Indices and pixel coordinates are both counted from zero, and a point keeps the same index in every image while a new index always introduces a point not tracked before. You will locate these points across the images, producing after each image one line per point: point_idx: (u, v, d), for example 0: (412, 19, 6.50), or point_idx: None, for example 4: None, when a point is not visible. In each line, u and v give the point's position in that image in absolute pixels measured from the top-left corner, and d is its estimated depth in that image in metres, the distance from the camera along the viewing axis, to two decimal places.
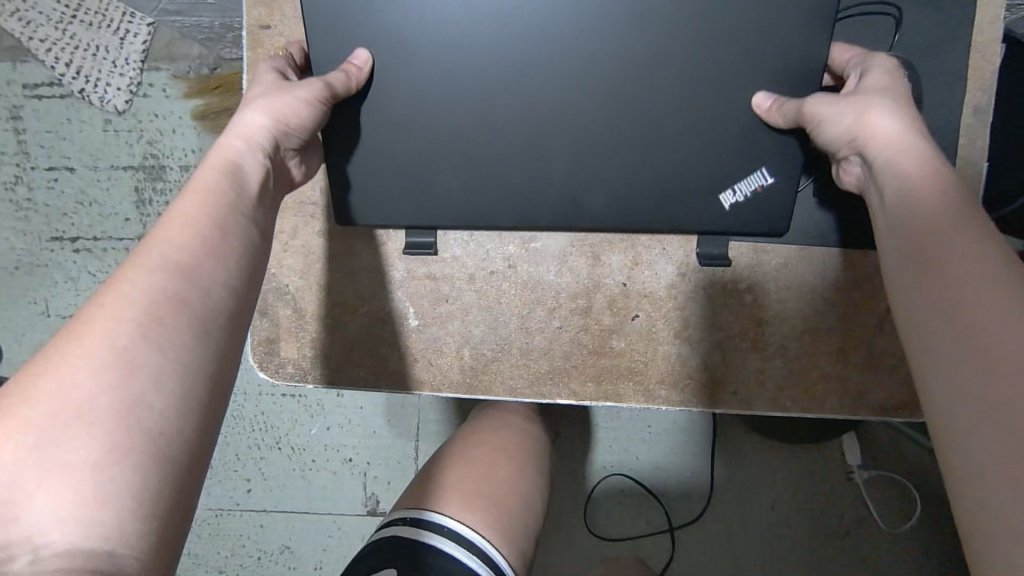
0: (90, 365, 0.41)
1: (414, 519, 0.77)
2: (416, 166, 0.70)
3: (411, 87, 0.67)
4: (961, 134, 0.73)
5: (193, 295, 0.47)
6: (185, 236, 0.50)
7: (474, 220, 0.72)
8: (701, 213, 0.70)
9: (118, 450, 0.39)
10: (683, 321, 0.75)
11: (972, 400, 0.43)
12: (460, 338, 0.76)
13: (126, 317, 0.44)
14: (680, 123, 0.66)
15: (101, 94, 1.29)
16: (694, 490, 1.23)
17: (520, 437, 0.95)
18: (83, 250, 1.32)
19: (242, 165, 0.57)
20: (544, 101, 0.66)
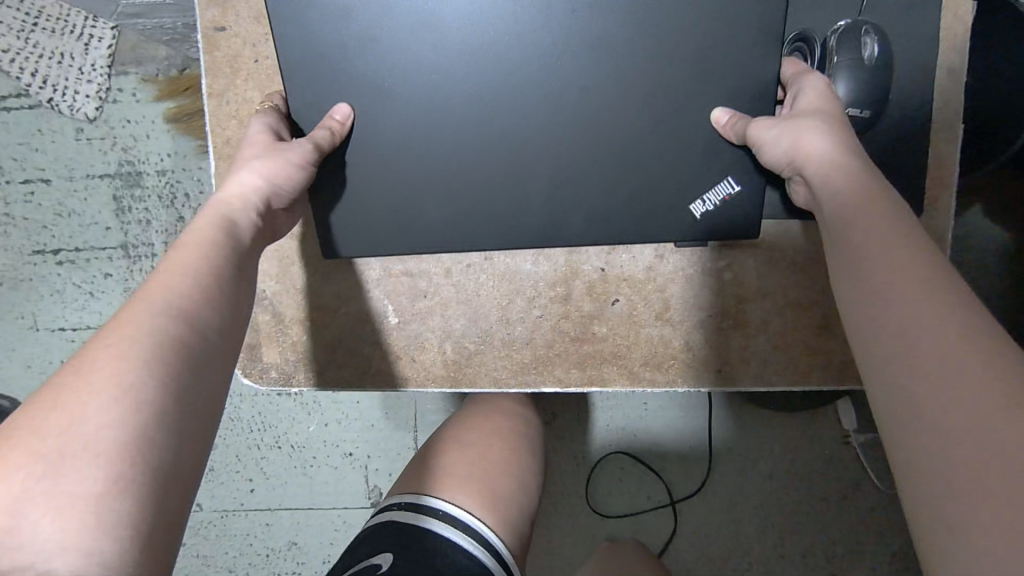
0: (97, 403, 0.41)
1: (411, 505, 0.77)
2: (397, 188, 0.68)
3: (391, 115, 0.66)
4: (936, 97, 0.72)
5: (191, 339, 0.47)
6: (179, 283, 0.50)
7: (457, 245, 0.70)
8: (674, 228, 0.69)
9: (116, 487, 0.39)
10: (665, 303, 0.74)
11: (916, 406, 0.43)
12: (442, 333, 0.76)
13: (128, 359, 0.43)
14: (651, 104, 0.65)
15: (70, 103, 1.26)
16: (691, 462, 1.24)
17: (513, 420, 0.95)
18: (66, 263, 1.30)
19: (235, 220, 0.57)
20: (522, 106, 0.65)
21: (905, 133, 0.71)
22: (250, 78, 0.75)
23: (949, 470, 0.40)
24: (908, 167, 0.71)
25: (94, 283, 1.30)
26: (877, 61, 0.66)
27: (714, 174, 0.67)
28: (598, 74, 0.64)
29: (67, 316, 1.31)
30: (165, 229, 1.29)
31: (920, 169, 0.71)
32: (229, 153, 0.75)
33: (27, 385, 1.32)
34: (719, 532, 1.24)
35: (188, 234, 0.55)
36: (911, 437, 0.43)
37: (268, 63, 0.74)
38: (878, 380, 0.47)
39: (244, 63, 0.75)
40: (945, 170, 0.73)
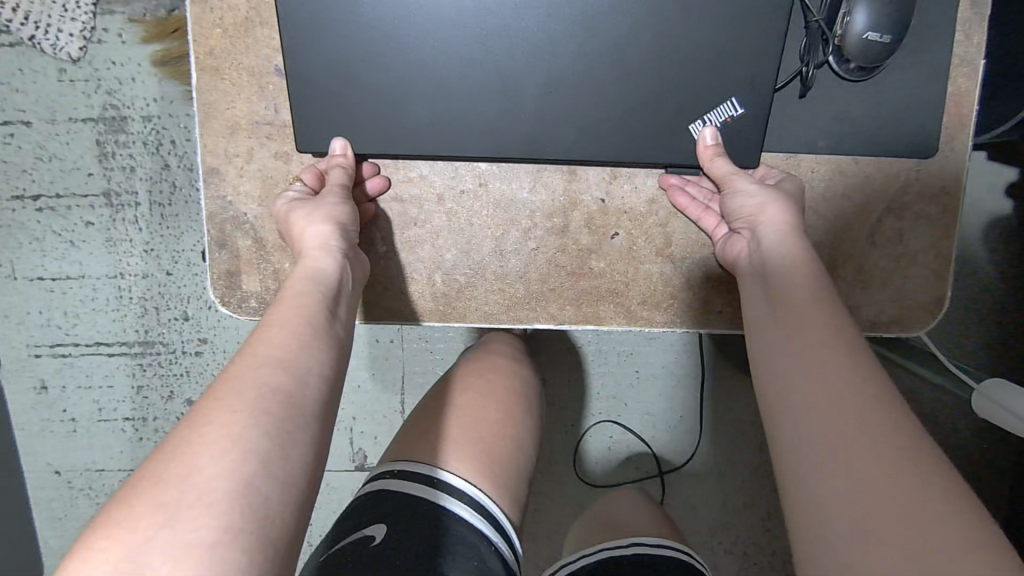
0: (212, 455, 0.42)
1: (402, 473, 0.73)
2: (376, 89, 0.64)
3: (379, 2, 0.62)
4: (957, 29, 0.68)
5: (308, 393, 0.48)
6: (280, 338, 0.51)
7: (438, 149, 0.66)
8: (671, 152, 0.66)
9: (231, 528, 0.39)
10: (667, 238, 0.71)
11: (796, 408, 0.50)
12: (432, 264, 0.72)
13: (261, 407, 0.45)
14: (660, 22, 0.62)
15: (52, 41, 1.19)
16: (686, 430, 1.22)
17: (508, 378, 0.90)
18: (47, 209, 1.25)
19: (322, 269, 0.59)
20: (518, 17, 0.62)
21: (925, 65, 0.68)
22: None
23: (816, 455, 0.47)
24: (922, 101, 0.68)
25: (75, 230, 1.25)
26: None
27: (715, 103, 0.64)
28: None
29: (46, 265, 1.26)
30: (150, 177, 1.24)
31: (932, 104, 0.68)
32: (212, 65, 0.71)
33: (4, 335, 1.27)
34: (713, 503, 1.22)
35: (284, 294, 0.56)
36: (791, 431, 0.50)
37: None
38: (787, 406, 0.51)
39: None
40: (963, 107, 0.70)
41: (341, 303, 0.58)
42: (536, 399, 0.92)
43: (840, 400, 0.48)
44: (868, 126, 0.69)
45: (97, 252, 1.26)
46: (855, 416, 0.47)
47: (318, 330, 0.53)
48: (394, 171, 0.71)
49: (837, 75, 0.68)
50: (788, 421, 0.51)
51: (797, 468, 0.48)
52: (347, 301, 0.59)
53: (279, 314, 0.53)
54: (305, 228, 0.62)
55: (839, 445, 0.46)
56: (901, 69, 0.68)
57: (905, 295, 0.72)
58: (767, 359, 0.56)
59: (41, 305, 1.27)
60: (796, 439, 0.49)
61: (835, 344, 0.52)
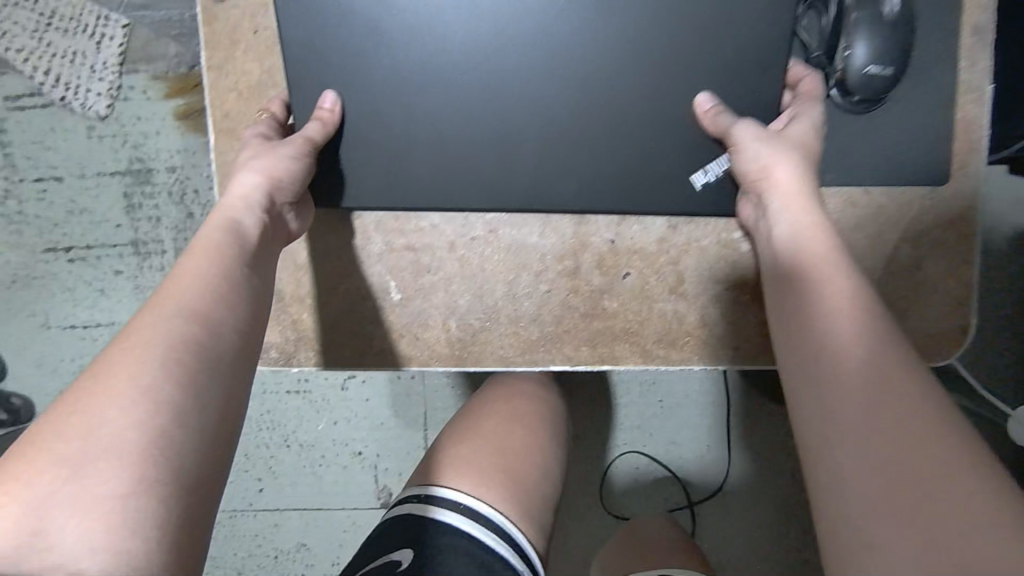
0: (117, 407, 0.43)
1: (428, 497, 0.73)
2: (381, 150, 0.66)
3: (384, 61, 0.64)
4: (960, 56, 0.68)
5: (206, 340, 0.48)
6: (190, 293, 0.50)
7: (443, 200, 0.67)
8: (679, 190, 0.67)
9: (141, 483, 0.41)
10: (679, 276, 0.71)
11: (850, 418, 0.49)
12: (446, 310, 0.73)
13: (144, 365, 0.45)
14: (658, 69, 0.64)
15: (81, 101, 1.26)
16: (712, 459, 1.20)
17: (535, 405, 0.89)
18: (78, 260, 1.29)
19: (241, 220, 0.57)
20: (516, 75, 0.64)
21: (930, 92, 0.68)
22: (249, 50, 0.73)
23: (875, 468, 0.46)
24: (929, 128, 0.68)
25: (105, 281, 1.29)
26: (897, 16, 0.63)
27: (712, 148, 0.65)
28: (602, 34, 0.63)
29: (79, 315, 1.30)
30: (175, 226, 1.29)
31: (940, 131, 0.68)
32: (229, 127, 0.74)
33: (38, 384, 1.32)
34: (744, 532, 1.19)
35: (197, 241, 0.54)
36: (844, 442, 0.48)
37: (267, 34, 0.73)
38: (839, 416, 0.50)
39: (243, 36, 0.73)
40: (973, 132, 0.69)
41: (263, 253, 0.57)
42: (562, 425, 0.91)
43: (904, 418, 0.47)
44: (877, 157, 0.68)
45: (126, 301, 1.30)
46: (920, 434, 0.46)
47: (238, 282, 0.53)
48: (405, 222, 0.72)
49: (840, 109, 0.67)
50: (839, 430, 0.49)
51: (847, 467, 0.47)
52: (268, 251, 0.59)
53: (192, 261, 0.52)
54: (241, 177, 0.59)
55: (903, 463, 0.45)
56: (907, 97, 0.68)
57: (927, 322, 0.70)
58: (804, 358, 0.54)
59: (74, 353, 1.31)
60: (851, 451, 0.48)
61: (890, 356, 0.51)
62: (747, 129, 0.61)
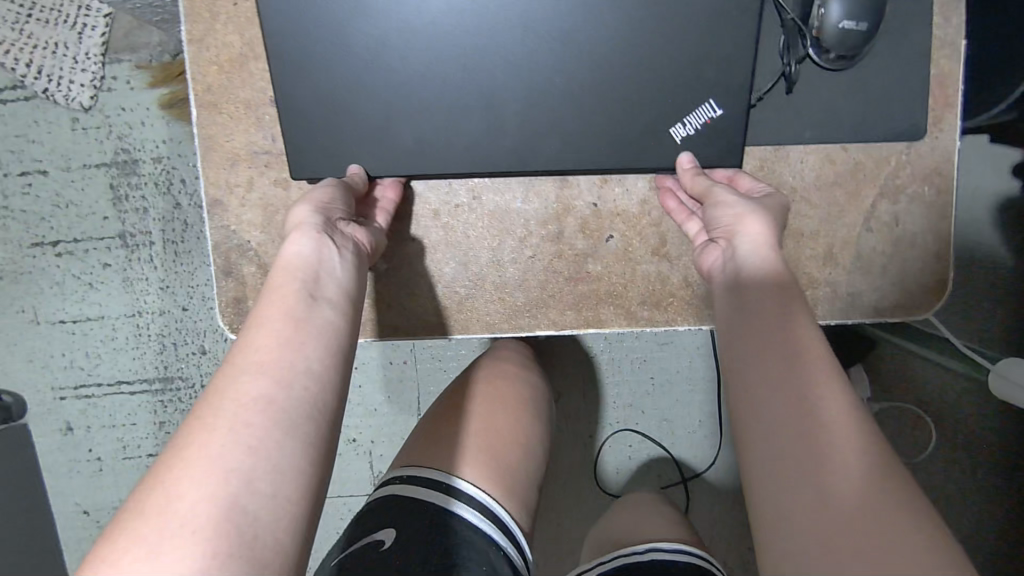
0: (204, 471, 0.44)
1: (410, 478, 0.74)
2: (365, 119, 0.67)
3: (363, 29, 0.64)
4: (933, 12, 0.69)
5: (318, 365, 0.51)
6: (298, 313, 0.53)
7: (428, 167, 0.68)
8: (656, 157, 0.67)
9: (222, 553, 0.41)
10: (662, 237, 0.72)
11: (776, 423, 0.51)
12: (432, 278, 0.73)
13: (269, 385, 0.49)
14: (636, 31, 0.64)
15: (64, 92, 1.25)
16: (702, 435, 1.21)
17: (518, 385, 0.89)
18: (66, 254, 1.29)
19: (333, 270, 0.57)
20: (494, 42, 0.64)
21: (905, 48, 0.69)
22: (230, 22, 0.73)
23: (796, 470, 0.48)
24: (904, 85, 0.69)
25: (93, 273, 1.29)
26: None
27: (685, 110, 0.65)
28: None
29: (67, 308, 1.30)
30: (163, 217, 1.28)
31: (915, 88, 0.69)
32: (211, 100, 0.74)
33: (29, 379, 1.31)
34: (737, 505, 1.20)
35: (277, 272, 0.56)
36: (771, 445, 0.51)
37: (246, 6, 0.73)
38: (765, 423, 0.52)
39: (224, 8, 0.73)
40: (948, 87, 0.70)
41: (350, 306, 0.57)
42: (546, 407, 0.92)
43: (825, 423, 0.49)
44: (853, 116, 0.69)
45: (115, 293, 1.30)
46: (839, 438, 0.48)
47: (325, 345, 0.53)
48: None
49: (817, 66, 0.68)
50: (768, 433, 0.51)
51: (772, 471, 0.50)
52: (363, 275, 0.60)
53: (273, 316, 0.53)
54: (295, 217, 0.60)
55: (821, 464, 0.48)
56: (881, 55, 0.69)
57: (904, 279, 0.72)
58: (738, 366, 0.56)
59: (64, 347, 1.30)
60: (773, 455, 0.50)
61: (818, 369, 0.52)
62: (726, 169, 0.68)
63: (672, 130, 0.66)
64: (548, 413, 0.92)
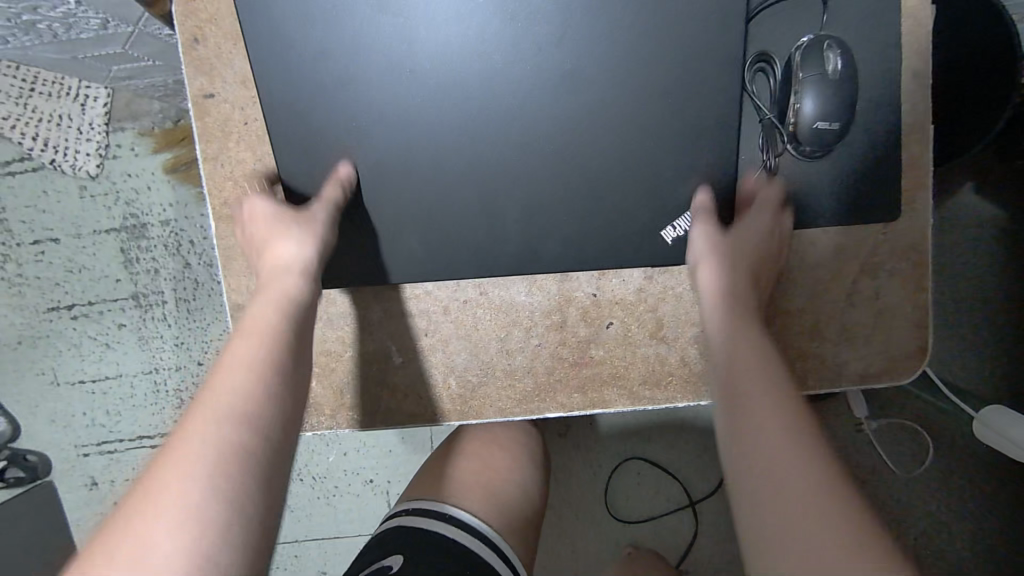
0: (163, 530, 0.43)
1: (416, 510, 0.78)
2: (376, 232, 0.71)
3: (369, 155, 0.68)
4: (903, 100, 0.73)
5: (255, 443, 0.49)
6: (239, 383, 0.52)
7: (438, 272, 0.72)
8: (649, 252, 0.71)
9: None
10: (659, 321, 0.77)
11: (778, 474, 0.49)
12: (446, 368, 0.78)
13: (198, 467, 0.46)
14: (627, 141, 0.68)
15: (71, 162, 1.30)
16: (707, 466, 1.25)
17: (513, 430, 0.94)
18: (82, 316, 1.32)
19: (300, 294, 0.62)
20: (492, 158, 0.68)
21: (880, 138, 0.73)
22: (242, 140, 0.77)
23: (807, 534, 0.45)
24: (882, 171, 0.73)
25: (110, 333, 1.32)
26: (842, 75, 0.68)
27: (676, 215, 0.70)
28: (572, 108, 0.67)
29: (86, 368, 1.32)
30: (173, 277, 1.31)
31: (893, 174, 0.73)
32: (228, 213, 0.78)
33: (53, 439, 1.32)
34: None
35: (246, 325, 0.58)
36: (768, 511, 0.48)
37: (257, 124, 0.77)
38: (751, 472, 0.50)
39: (235, 127, 0.77)
40: (920, 169, 0.75)
41: (289, 350, 0.57)
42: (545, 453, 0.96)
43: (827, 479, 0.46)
44: (831, 200, 0.74)
45: (132, 351, 1.33)
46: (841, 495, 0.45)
47: (283, 380, 0.54)
48: (401, 290, 0.77)
49: (794, 158, 0.73)
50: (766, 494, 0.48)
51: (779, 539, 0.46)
52: (307, 337, 0.61)
53: (236, 352, 0.55)
54: (287, 255, 0.64)
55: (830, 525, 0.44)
56: (857, 144, 0.73)
57: (889, 344, 0.77)
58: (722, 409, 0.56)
59: (85, 406, 1.32)
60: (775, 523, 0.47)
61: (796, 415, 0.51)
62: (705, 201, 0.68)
63: (663, 233, 0.70)
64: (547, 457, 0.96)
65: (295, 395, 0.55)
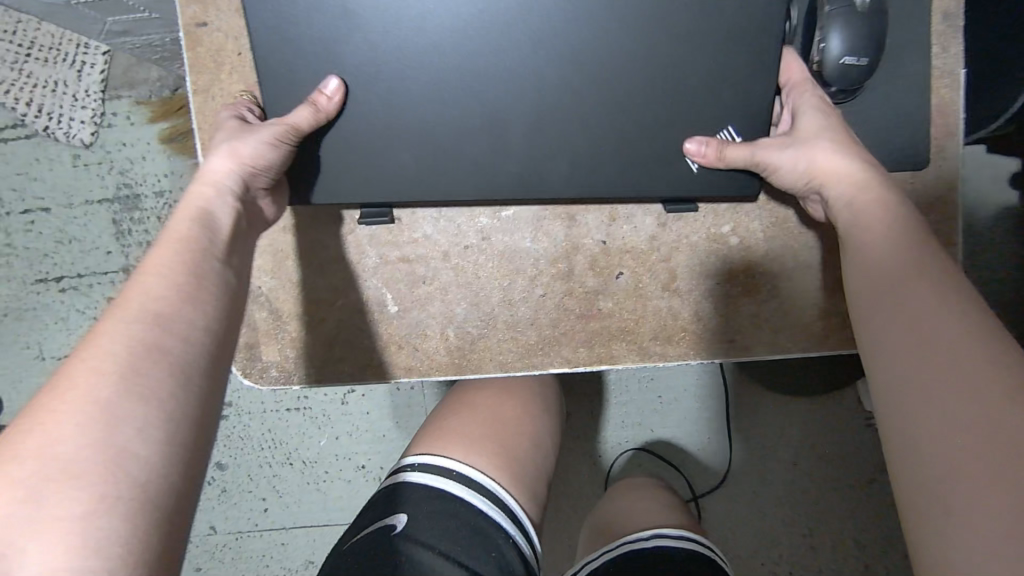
0: (76, 423, 0.43)
1: (422, 466, 0.71)
2: (371, 144, 0.66)
3: (363, 59, 0.63)
4: (933, 42, 0.70)
5: (174, 345, 0.48)
6: (156, 287, 0.50)
7: (437, 194, 0.67)
8: (664, 178, 0.68)
9: (105, 500, 0.41)
10: (671, 272, 0.73)
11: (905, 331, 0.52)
12: (444, 319, 0.73)
13: (109, 369, 0.45)
14: (646, 73, 0.65)
15: (65, 130, 1.25)
16: (713, 453, 1.19)
17: (524, 379, 0.88)
18: (70, 289, 1.27)
19: (215, 213, 0.57)
20: (497, 68, 0.64)
21: (910, 79, 0.69)
22: (236, 72, 0.73)
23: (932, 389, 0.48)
24: (913, 113, 0.69)
25: (98, 307, 1.26)
26: (871, 8, 0.64)
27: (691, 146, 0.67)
28: (588, 35, 0.63)
29: (73, 342, 1.27)
30: None
31: (925, 118, 0.70)
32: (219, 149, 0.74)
33: None
34: (758, 512, 1.18)
35: (166, 233, 0.54)
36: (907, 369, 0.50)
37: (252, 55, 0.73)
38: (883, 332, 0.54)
39: (228, 58, 0.73)
40: (949, 115, 0.71)
41: (224, 248, 0.56)
42: (557, 406, 0.90)
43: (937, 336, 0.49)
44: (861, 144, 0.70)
45: None
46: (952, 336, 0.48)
47: (212, 289, 0.52)
48: (399, 233, 0.73)
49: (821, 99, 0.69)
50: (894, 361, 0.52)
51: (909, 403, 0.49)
52: (244, 250, 0.59)
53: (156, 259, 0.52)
54: (211, 164, 0.59)
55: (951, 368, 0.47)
56: (887, 85, 0.69)
57: None
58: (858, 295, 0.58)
59: None
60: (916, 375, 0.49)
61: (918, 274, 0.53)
62: (739, 150, 0.65)
63: (684, 148, 0.66)
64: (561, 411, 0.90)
65: (223, 296, 0.53)
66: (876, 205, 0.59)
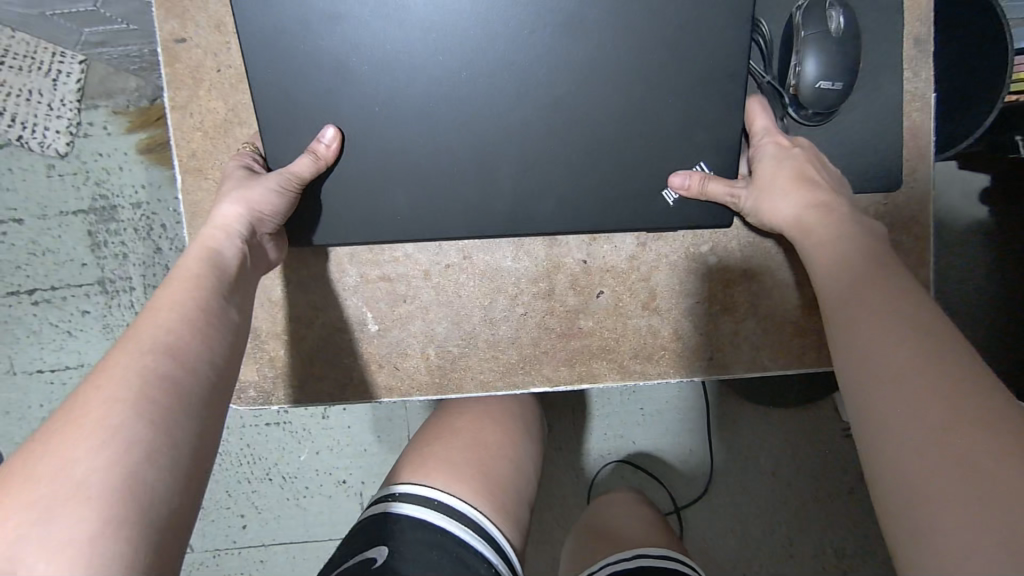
0: (88, 446, 0.42)
1: (403, 496, 0.70)
2: (365, 183, 0.66)
3: (354, 98, 0.63)
4: (905, 67, 0.72)
5: (185, 378, 0.48)
6: (167, 323, 0.50)
7: (429, 232, 0.67)
8: (650, 209, 0.68)
9: (107, 526, 0.39)
10: (651, 291, 0.73)
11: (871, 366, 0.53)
12: (424, 338, 0.73)
13: (124, 394, 0.44)
14: (627, 95, 0.64)
15: (39, 139, 1.22)
16: (693, 467, 1.20)
17: (503, 401, 0.88)
18: (43, 302, 1.24)
19: (223, 256, 0.58)
20: (488, 106, 0.64)
21: (883, 104, 0.71)
22: (215, 89, 0.73)
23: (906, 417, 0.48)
24: (886, 137, 0.71)
25: (72, 320, 1.23)
26: (844, 32, 0.65)
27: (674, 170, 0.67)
28: (571, 57, 0.63)
29: (45, 357, 1.24)
30: (143, 262, 1.24)
31: (897, 142, 0.71)
32: (196, 166, 0.73)
33: (6, 431, 1.23)
34: (737, 525, 1.19)
35: (178, 272, 0.56)
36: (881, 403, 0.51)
37: (231, 72, 0.73)
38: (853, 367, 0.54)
39: (207, 74, 0.73)
40: (921, 138, 0.73)
41: (231, 289, 0.57)
42: (534, 426, 0.90)
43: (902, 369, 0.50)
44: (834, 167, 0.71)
45: (95, 340, 1.24)
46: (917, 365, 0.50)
47: (218, 327, 0.53)
48: (379, 252, 0.73)
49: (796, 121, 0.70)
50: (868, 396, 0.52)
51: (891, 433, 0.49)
52: (244, 290, 0.59)
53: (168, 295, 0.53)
54: (222, 209, 0.61)
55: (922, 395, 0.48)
56: (859, 110, 0.71)
57: None
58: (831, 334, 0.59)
59: (42, 398, 1.23)
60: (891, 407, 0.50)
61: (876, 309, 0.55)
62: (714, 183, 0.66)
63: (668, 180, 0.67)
64: (537, 432, 0.90)
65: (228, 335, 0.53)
66: (836, 236, 0.61)
